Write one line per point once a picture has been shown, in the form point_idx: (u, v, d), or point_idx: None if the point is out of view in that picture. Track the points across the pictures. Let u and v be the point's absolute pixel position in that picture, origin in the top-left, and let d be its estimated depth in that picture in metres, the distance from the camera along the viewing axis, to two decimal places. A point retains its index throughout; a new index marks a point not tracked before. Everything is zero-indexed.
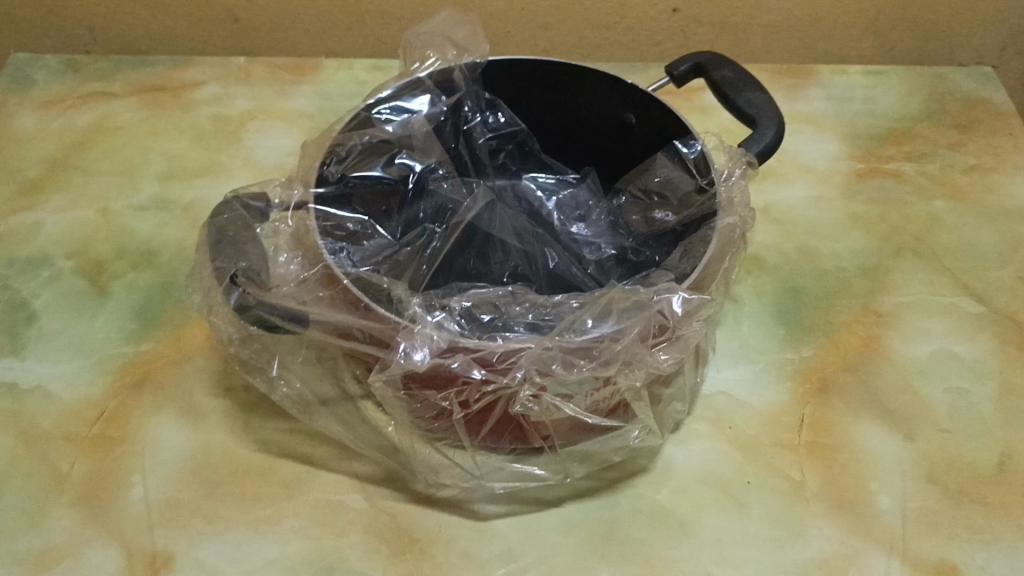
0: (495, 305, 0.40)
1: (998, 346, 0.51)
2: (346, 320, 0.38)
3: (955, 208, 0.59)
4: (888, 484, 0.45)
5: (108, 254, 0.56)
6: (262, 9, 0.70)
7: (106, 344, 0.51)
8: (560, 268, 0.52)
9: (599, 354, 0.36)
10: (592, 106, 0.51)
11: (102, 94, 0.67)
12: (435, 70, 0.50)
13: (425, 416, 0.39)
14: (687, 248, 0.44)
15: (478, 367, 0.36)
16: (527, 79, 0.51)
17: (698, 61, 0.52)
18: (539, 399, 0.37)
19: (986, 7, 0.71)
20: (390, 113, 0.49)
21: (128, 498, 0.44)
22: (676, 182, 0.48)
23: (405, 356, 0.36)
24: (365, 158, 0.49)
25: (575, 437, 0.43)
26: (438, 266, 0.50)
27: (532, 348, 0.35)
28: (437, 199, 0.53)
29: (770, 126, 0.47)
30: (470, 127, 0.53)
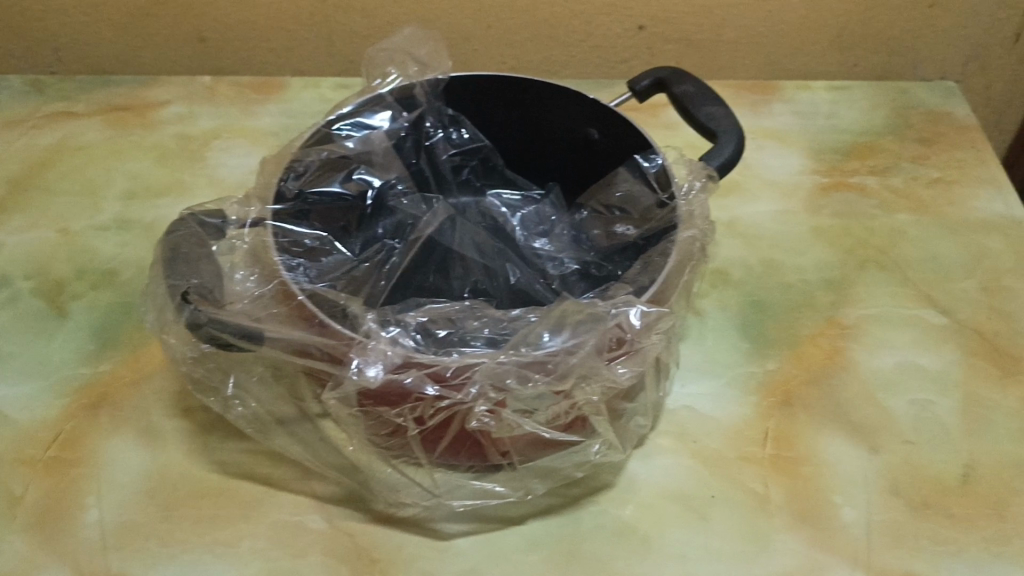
0: (452, 320, 0.40)
1: (962, 357, 0.51)
2: (300, 337, 0.37)
3: (919, 221, 0.59)
4: (852, 497, 0.45)
5: (68, 274, 0.55)
6: (228, 28, 0.70)
7: (63, 365, 0.50)
8: (521, 284, 0.52)
9: (554, 368, 0.36)
10: (554, 121, 0.51)
11: (65, 114, 0.66)
12: (396, 87, 0.50)
13: (381, 433, 0.39)
14: (648, 261, 0.44)
15: (432, 383, 0.36)
16: (489, 95, 0.51)
17: (659, 76, 0.52)
18: (495, 414, 0.37)
19: (948, 23, 0.71)
20: (350, 129, 0.49)
21: (82, 521, 0.43)
22: (637, 197, 0.48)
23: (358, 372, 0.35)
24: (324, 174, 0.48)
25: (535, 453, 0.42)
26: (395, 281, 0.50)
27: (486, 363, 0.35)
28: (395, 214, 0.54)
29: (730, 140, 0.47)
30: (433, 143, 0.54)
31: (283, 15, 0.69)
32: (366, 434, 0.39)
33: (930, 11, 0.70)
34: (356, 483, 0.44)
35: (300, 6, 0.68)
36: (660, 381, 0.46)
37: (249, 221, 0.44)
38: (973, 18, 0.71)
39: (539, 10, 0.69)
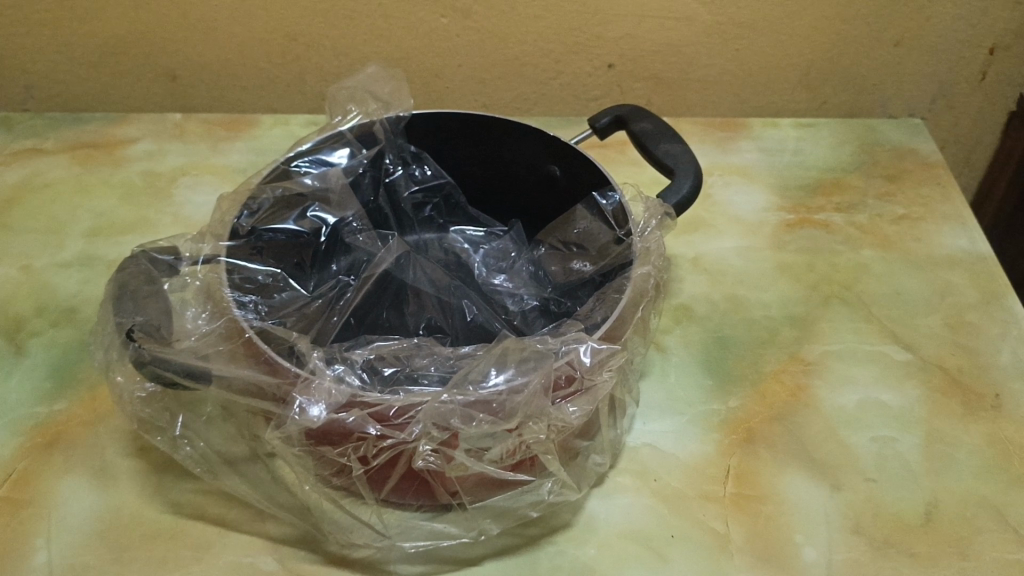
0: (402, 358, 0.40)
1: (925, 394, 0.51)
2: (248, 375, 0.37)
3: (883, 257, 0.60)
4: (813, 536, 0.44)
5: (28, 311, 0.55)
6: (199, 66, 0.71)
7: (18, 403, 0.50)
8: (478, 320, 0.51)
9: (500, 408, 0.36)
10: (516, 158, 0.52)
11: (33, 151, 0.66)
12: (356, 124, 0.50)
13: (327, 472, 0.38)
14: (604, 297, 0.43)
15: (374, 422, 0.35)
16: (449, 132, 0.52)
17: (618, 114, 0.53)
18: (440, 454, 0.36)
19: (913, 62, 0.72)
20: (310, 165, 0.49)
21: (29, 564, 0.43)
22: (594, 234, 0.49)
23: (300, 412, 0.35)
24: (279, 211, 0.48)
25: (485, 494, 0.41)
26: (349, 315, 0.50)
27: (429, 403, 0.35)
28: (350, 250, 0.53)
29: (687, 176, 0.48)
30: (393, 179, 0.54)
31: (254, 54, 0.70)
32: (311, 474, 0.38)
33: (895, 50, 0.71)
34: (305, 524, 0.43)
35: (270, 45, 0.69)
36: (616, 417, 0.46)
37: (201, 257, 0.44)
38: (937, 56, 0.72)
39: (509, 48, 0.70)
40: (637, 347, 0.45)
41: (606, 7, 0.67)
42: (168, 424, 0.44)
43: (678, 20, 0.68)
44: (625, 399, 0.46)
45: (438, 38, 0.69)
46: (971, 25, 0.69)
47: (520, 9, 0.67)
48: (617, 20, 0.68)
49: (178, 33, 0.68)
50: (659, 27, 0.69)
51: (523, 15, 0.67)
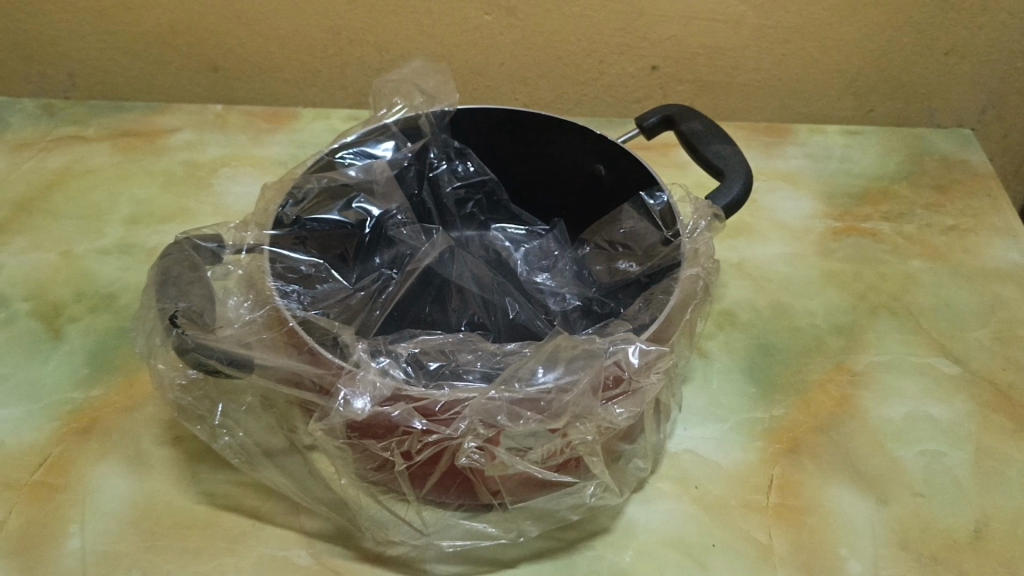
0: (447, 352, 0.39)
1: (975, 408, 0.50)
2: (291, 365, 0.36)
3: (932, 268, 0.58)
4: (858, 550, 0.43)
5: (67, 297, 0.55)
6: (242, 58, 0.71)
7: (55, 389, 0.49)
8: (521, 319, 0.51)
9: (548, 406, 0.35)
10: (561, 157, 0.51)
11: (75, 138, 0.67)
12: (402, 117, 0.50)
13: (368, 466, 0.38)
14: (651, 299, 0.42)
15: (419, 417, 0.35)
16: (493, 128, 0.51)
17: (667, 113, 0.52)
18: (485, 451, 0.36)
19: (964, 71, 0.71)
20: (354, 157, 0.49)
21: (63, 549, 0.42)
22: (642, 234, 0.48)
23: (344, 404, 0.34)
24: (323, 202, 0.48)
25: (529, 495, 0.40)
26: (389, 309, 0.49)
27: (475, 398, 0.34)
28: (393, 244, 0.52)
29: (737, 179, 0.47)
30: (437, 174, 0.53)
31: (297, 47, 0.69)
32: (352, 468, 0.38)
33: (946, 58, 0.70)
34: (342, 519, 0.43)
35: (313, 39, 0.69)
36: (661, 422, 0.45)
37: (244, 246, 0.44)
38: (990, 66, 0.70)
39: (552, 47, 0.69)
40: (683, 351, 0.44)
41: (652, 8, 0.66)
42: (207, 413, 0.43)
43: (726, 23, 0.67)
44: (670, 403, 0.45)
45: (481, 35, 0.68)
46: None
47: (565, 7, 0.66)
48: (663, 22, 0.67)
49: (222, 24, 0.68)
50: (706, 30, 0.68)
51: (569, 14, 0.67)
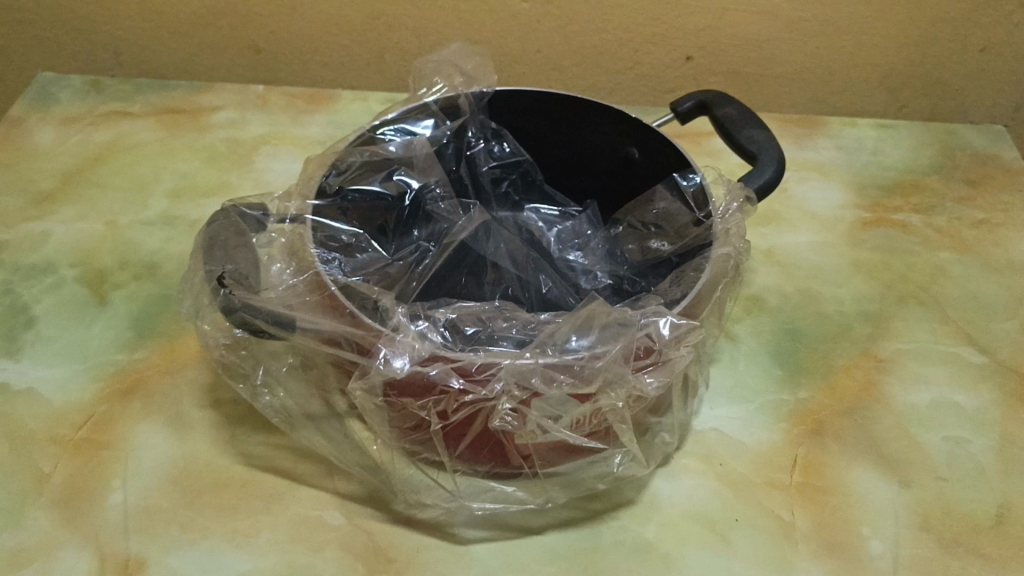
0: (485, 320, 0.40)
1: (1001, 397, 0.50)
2: (331, 326, 0.38)
3: (961, 260, 0.59)
4: (880, 529, 0.44)
5: (112, 265, 0.56)
6: (283, 40, 0.72)
7: (100, 350, 0.51)
8: (553, 295, 0.52)
9: (580, 372, 0.36)
10: (595, 139, 0.52)
11: (121, 114, 0.68)
12: (441, 96, 0.51)
13: (403, 426, 0.39)
14: (682, 276, 0.43)
15: (456, 376, 0.36)
16: (530, 110, 0.52)
17: (701, 99, 0.53)
18: (518, 414, 0.36)
19: (998, 69, 0.71)
20: (394, 134, 0.50)
21: (106, 503, 0.44)
22: (674, 215, 0.49)
23: (384, 362, 0.36)
24: (366, 173, 0.49)
25: (557, 460, 0.41)
26: (424, 281, 0.51)
27: (511, 361, 0.36)
28: (431, 218, 0.54)
29: (770, 163, 0.47)
30: (474, 153, 0.54)
31: (338, 30, 0.71)
32: (388, 429, 0.39)
33: (981, 55, 0.70)
34: (379, 480, 0.44)
35: (354, 23, 0.70)
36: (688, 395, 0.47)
37: (288, 216, 0.45)
38: None
39: (588, 35, 0.70)
40: (712, 328, 0.45)
41: None
42: (250, 373, 0.45)
43: (760, 15, 0.68)
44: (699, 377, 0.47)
45: (518, 22, 0.69)
46: None
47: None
48: (699, 12, 0.68)
49: (266, 6, 0.70)
50: (741, 21, 0.68)
51: (605, 3, 0.68)
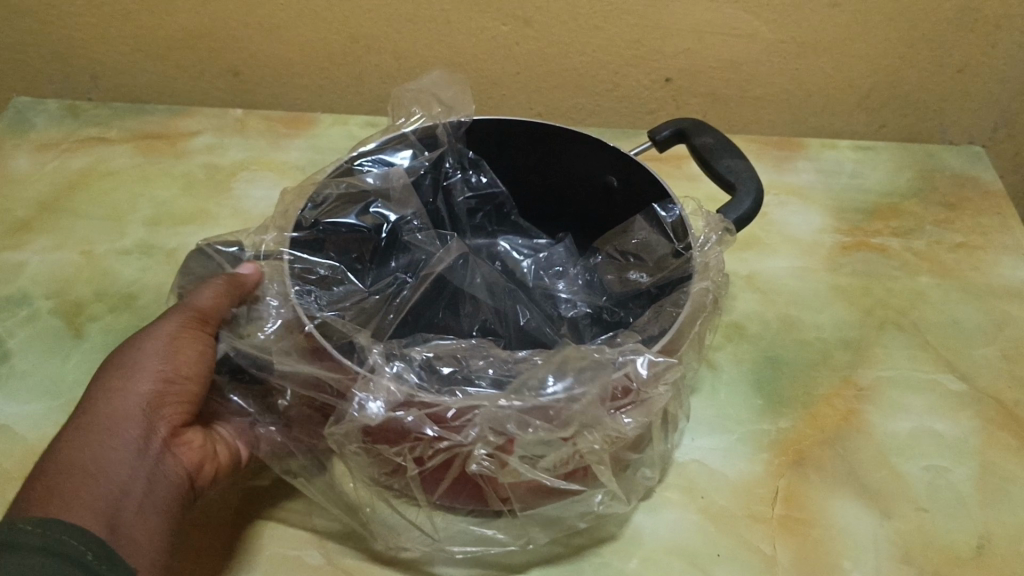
0: (463, 358, 0.40)
1: (981, 425, 0.50)
2: (308, 370, 0.38)
3: (940, 285, 0.59)
4: (862, 562, 0.44)
5: (88, 296, 0.56)
6: (262, 64, 0.72)
7: (76, 385, 0.50)
8: (531, 325, 0.53)
9: (555, 416, 0.36)
10: (572, 168, 0.52)
11: (98, 140, 0.68)
12: (419, 126, 0.50)
13: (381, 471, 0.38)
14: (662, 313, 0.43)
15: (431, 422, 0.36)
16: (508, 139, 0.52)
17: (680, 126, 0.53)
18: (495, 459, 0.36)
19: (975, 90, 0.71)
20: (371, 165, 0.50)
21: None
22: (653, 246, 0.48)
23: (360, 408, 0.36)
24: (342, 206, 0.49)
25: (537, 502, 0.41)
26: (402, 316, 0.51)
27: (486, 407, 0.35)
28: (407, 249, 0.54)
29: (749, 195, 0.47)
30: (451, 183, 0.54)
31: (317, 54, 0.71)
32: (365, 472, 0.39)
33: (959, 76, 0.70)
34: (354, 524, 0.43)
35: (333, 46, 0.70)
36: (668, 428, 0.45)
37: (263, 249, 0.45)
38: (1002, 85, 0.71)
39: (568, 58, 0.70)
40: (693, 362, 0.44)
41: (667, 21, 0.67)
42: (220, 410, 0.44)
43: (739, 38, 0.68)
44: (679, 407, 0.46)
45: (498, 46, 0.69)
46: None
47: (582, 20, 0.67)
48: (678, 35, 0.68)
49: (245, 30, 0.69)
50: (720, 44, 0.68)
51: (585, 26, 0.68)
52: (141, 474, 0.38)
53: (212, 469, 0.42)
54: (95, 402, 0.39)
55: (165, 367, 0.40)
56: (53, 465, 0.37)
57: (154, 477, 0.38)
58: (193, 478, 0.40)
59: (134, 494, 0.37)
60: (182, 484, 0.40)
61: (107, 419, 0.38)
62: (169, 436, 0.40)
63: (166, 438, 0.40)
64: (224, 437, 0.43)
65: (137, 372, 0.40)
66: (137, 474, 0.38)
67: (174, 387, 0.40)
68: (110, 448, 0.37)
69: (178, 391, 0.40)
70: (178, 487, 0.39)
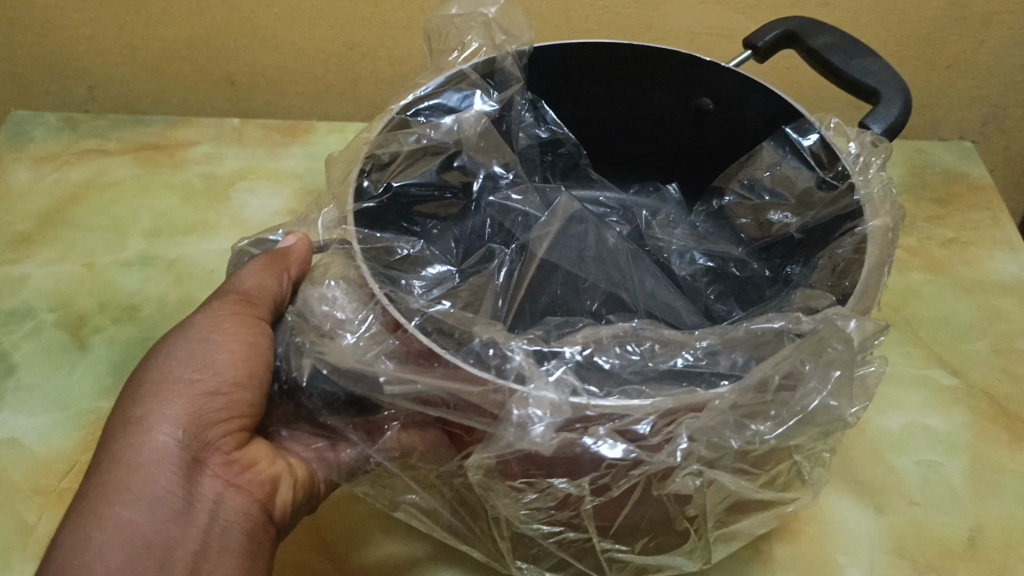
0: (607, 347, 0.37)
1: (973, 420, 0.51)
2: (433, 386, 0.34)
3: (931, 280, 0.60)
4: (856, 558, 0.45)
5: (91, 308, 0.57)
6: (258, 72, 0.73)
7: (82, 397, 0.51)
8: (656, 293, 0.54)
9: (790, 403, 0.35)
10: (665, 95, 0.51)
11: (97, 151, 0.68)
12: (481, 62, 0.48)
13: (546, 506, 0.36)
14: (839, 263, 0.42)
15: (625, 441, 0.34)
16: (591, 64, 0.50)
17: (789, 28, 0.51)
18: (704, 477, 0.35)
19: (965, 85, 0.72)
20: (428, 112, 0.48)
21: None
22: (793, 179, 0.50)
23: (521, 430, 0.32)
24: (412, 162, 0.49)
25: (731, 517, 0.42)
26: (524, 290, 0.52)
27: (701, 418, 0.34)
28: (505, 209, 0.56)
29: (895, 100, 0.46)
30: (518, 131, 0.54)
31: (313, 60, 0.71)
32: (521, 509, 0.37)
33: (948, 71, 0.71)
34: (500, 544, 0.41)
35: (328, 53, 0.71)
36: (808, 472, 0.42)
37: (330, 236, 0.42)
38: (992, 79, 0.72)
39: None
40: None
41: (659, 23, 0.68)
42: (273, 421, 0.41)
43: (731, 38, 0.69)
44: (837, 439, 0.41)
45: None
46: None
47: (574, 23, 0.68)
48: (669, 37, 0.69)
49: (241, 39, 0.70)
50: (710, 44, 0.69)
51: (578, 29, 0.68)
52: (185, 512, 0.36)
53: (276, 489, 0.39)
54: (120, 437, 0.37)
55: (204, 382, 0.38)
56: (85, 516, 0.35)
57: (201, 513, 0.37)
58: (264, 507, 0.39)
59: (182, 538, 0.35)
60: (238, 512, 0.38)
61: (134, 457, 0.36)
62: (215, 460, 0.38)
63: (210, 464, 0.38)
64: (296, 453, 0.41)
65: (168, 396, 0.38)
66: (180, 514, 0.36)
67: (217, 404, 0.38)
68: (148, 486, 0.36)
69: (221, 409, 0.38)
70: (231, 516, 0.38)
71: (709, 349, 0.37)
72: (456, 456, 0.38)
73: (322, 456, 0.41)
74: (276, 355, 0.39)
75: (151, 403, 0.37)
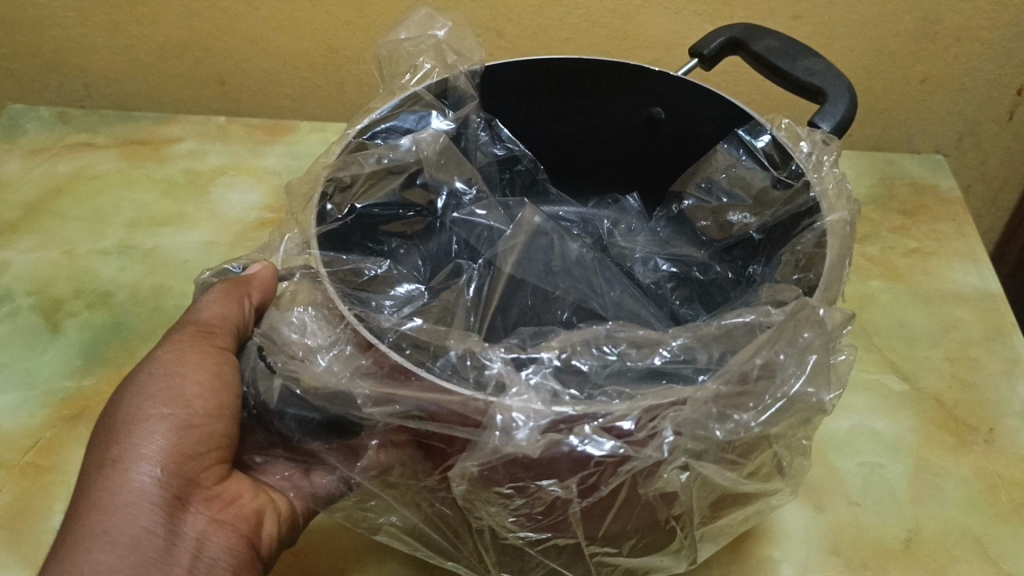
0: (582, 351, 0.36)
1: (920, 425, 0.52)
2: (410, 397, 0.33)
3: (890, 288, 0.60)
4: (791, 554, 0.46)
5: (67, 294, 0.58)
6: (246, 73, 0.75)
7: (49, 377, 0.53)
8: (619, 296, 0.53)
9: (762, 400, 0.33)
10: (617, 105, 0.52)
11: (85, 145, 0.70)
12: (434, 83, 0.48)
13: (533, 514, 0.35)
14: (799, 258, 0.42)
15: (610, 437, 0.32)
16: (537, 78, 0.51)
17: (731, 36, 0.52)
18: (689, 471, 0.34)
19: (938, 100, 0.73)
20: (385, 134, 0.48)
21: (48, 525, 0.46)
22: (749, 182, 0.50)
23: (504, 433, 0.31)
24: (374, 184, 0.48)
25: (722, 513, 0.39)
26: (496, 303, 0.50)
27: (685, 409, 0.32)
28: (469, 224, 0.55)
29: (842, 96, 0.47)
30: (478, 147, 0.54)
31: (298, 63, 0.73)
32: (508, 517, 0.35)
33: (921, 86, 0.72)
34: (484, 556, 0.39)
35: (313, 56, 0.73)
36: (790, 462, 0.39)
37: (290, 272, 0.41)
38: (965, 95, 0.72)
39: None
40: None
41: (635, 33, 0.69)
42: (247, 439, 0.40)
43: None
44: (817, 426, 0.38)
45: None
46: (999, 64, 0.70)
47: (551, 31, 0.69)
48: (646, 46, 0.70)
49: (228, 41, 0.72)
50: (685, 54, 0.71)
51: (556, 37, 0.70)
52: (167, 553, 0.35)
53: (260, 521, 0.39)
54: (94, 476, 0.36)
55: (177, 416, 0.36)
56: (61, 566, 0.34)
57: (184, 553, 0.36)
58: (250, 538, 0.38)
59: None
60: (222, 547, 0.37)
61: (112, 499, 0.35)
62: (197, 497, 0.37)
63: (192, 501, 0.37)
64: (273, 483, 0.40)
65: (141, 431, 0.36)
66: (161, 556, 0.35)
67: (192, 439, 0.36)
68: (126, 529, 0.35)
69: (197, 443, 0.37)
70: (215, 553, 0.37)
71: (684, 346, 0.36)
72: (434, 470, 0.36)
73: (296, 484, 0.40)
74: (243, 380, 0.38)
75: (123, 441, 0.36)
